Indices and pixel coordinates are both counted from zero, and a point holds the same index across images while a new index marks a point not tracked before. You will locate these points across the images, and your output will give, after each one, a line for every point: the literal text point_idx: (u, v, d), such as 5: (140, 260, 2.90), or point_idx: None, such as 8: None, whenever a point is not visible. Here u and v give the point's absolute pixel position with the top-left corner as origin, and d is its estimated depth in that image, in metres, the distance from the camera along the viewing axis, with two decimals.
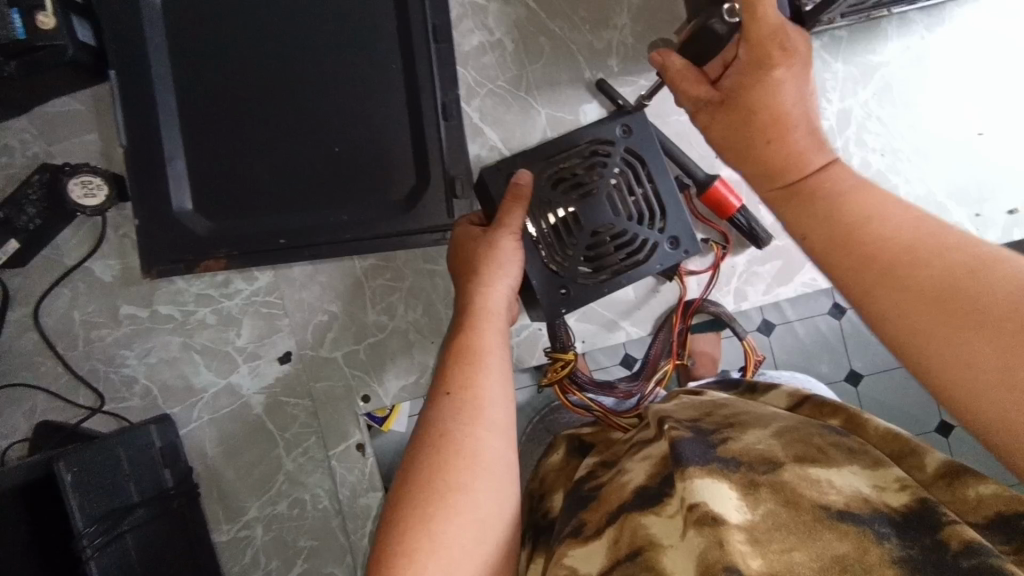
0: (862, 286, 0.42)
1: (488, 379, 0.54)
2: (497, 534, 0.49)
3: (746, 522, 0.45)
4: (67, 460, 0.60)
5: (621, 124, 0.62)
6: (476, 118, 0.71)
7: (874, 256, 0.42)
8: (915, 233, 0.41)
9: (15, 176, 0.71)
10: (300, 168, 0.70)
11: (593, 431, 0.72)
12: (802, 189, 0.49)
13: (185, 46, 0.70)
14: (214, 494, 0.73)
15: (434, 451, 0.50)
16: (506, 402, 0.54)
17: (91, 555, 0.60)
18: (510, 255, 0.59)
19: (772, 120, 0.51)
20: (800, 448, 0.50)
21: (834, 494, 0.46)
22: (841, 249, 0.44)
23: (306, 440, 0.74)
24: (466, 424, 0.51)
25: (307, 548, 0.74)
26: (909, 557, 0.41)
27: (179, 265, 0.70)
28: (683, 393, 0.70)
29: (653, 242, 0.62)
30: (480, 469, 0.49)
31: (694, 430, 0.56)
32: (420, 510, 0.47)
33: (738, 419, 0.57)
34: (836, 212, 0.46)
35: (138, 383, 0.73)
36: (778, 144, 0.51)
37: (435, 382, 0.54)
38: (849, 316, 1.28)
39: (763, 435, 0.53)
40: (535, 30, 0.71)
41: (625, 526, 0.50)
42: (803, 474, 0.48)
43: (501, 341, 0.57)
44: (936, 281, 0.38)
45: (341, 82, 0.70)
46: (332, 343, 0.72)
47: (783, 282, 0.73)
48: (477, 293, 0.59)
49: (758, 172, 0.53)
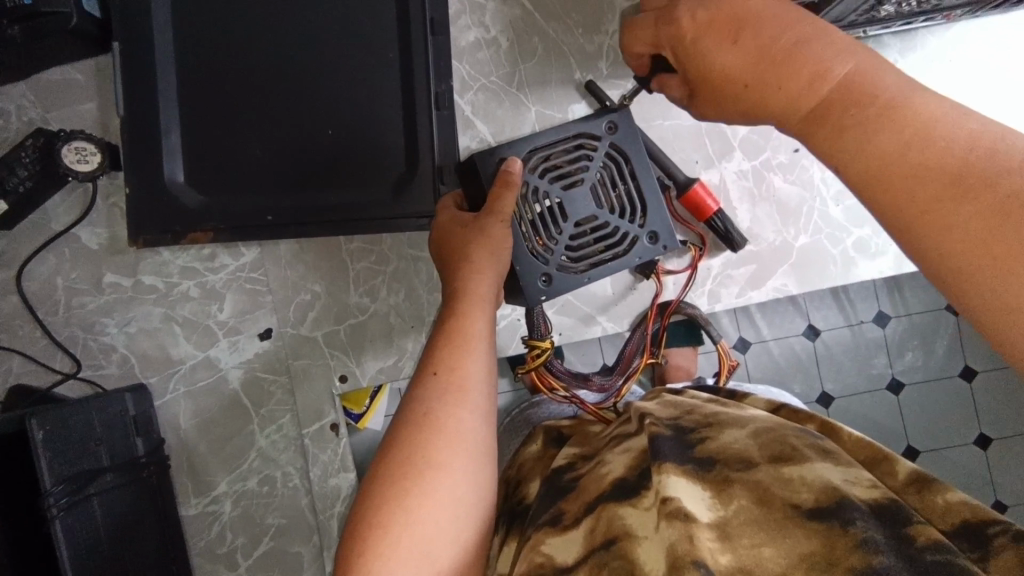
0: (912, 218, 0.37)
1: (474, 363, 0.55)
2: (473, 514, 0.50)
3: (718, 519, 0.47)
4: (41, 418, 0.61)
5: (608, 120, 0.65)
6: (469, 110, 0.73)
7: (917, 193, 0.37)
8: (972, 149, 0.36)
9: (9, 140, 0.72)
10: (292, 149, 0.72)
11: (570, 424, 0.75)
12: (830, 109, 0.42)
13: (189, 25, 0.71)
14: (184, 467, 0.73)
15: (417, 428, 0.51)
16: (488, 387, 0.55)
17: (56, 514, 0.61)
18: (502, 245, 0.60)
19: (756, 58, 0.45)
20: (776, 448, 0.51)
21: (805, 492, 0.47)
22: (875, 185, 0.39)
23: (281, 417, 0.75)
24: (450, 405, 0.52)
25: (275, 526, 0.74)
26: (874, 539, 0.43)
27: (167, 235, 0.71)
28: (664, 392, 0.71)
29: (634, 236, 0.64)
30: (460, 449, 0.50)
31: (673, 427, 0.57)
32: (399, 484, 0.48)
33: (716, 418, 0.58)
34: (871, 138, 0.39)
35: (117, 352, 0.73)
36: (782, 83, 0.44)
37: (422, 362, 0.55)
38: (824, 338, 1.31)
39: (741, 435, 0.54)
40: (530, 30, 0.73)
41: (601, 516, 0.51)
42: (778, 473, 0.49)
43: (488, 325, 0.58)
44: (985, 215, 0.34)
45: (340, 68, 0.72)
46: (312, 322, 0.73)
47: (756, 286, 0.75)
48: (467, 276, 0.59)
49: (772, 102, 0.45)
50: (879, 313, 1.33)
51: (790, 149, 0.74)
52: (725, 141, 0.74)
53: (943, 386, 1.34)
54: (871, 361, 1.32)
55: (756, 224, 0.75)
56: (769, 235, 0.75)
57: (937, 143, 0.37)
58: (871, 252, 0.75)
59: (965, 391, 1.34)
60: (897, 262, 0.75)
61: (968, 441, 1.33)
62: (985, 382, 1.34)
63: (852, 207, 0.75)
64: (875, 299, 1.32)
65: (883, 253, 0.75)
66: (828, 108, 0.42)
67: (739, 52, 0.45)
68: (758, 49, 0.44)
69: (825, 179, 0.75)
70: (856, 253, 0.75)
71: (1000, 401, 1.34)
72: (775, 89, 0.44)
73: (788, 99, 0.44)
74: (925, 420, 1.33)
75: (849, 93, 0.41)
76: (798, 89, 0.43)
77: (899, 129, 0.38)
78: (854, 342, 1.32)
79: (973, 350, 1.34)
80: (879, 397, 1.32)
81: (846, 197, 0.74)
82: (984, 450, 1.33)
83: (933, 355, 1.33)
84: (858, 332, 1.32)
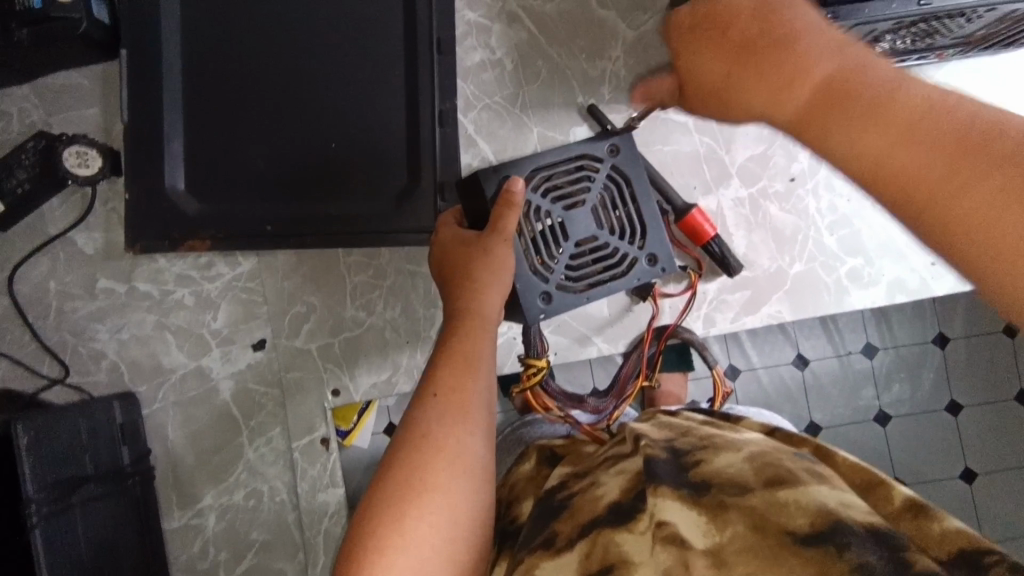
0: (913, 208, 0.37)
1: (476, 384, 0.54)
2: (470, 537, 0.50)
3: (713, 546, 0.47)
4: (26, 423, 0.62)
5: (610, 143, 0.66)
6: (471, 129, 0.74)
7: (912, 187, 0.36)
8: (963, 126, 0.36)
9: (9, 142, 0.72)
10: (295, 161, 0.72)
11: (565, 442, 0.74)
12: (821, 108, 0.42)
13: (196, 34, 0.72)
14: (169, 479, 0.72)
15: (416, 450, 0.50)
16: (489, 408, 0.55)
17: (36, 523, 0.62)
18: (507, 262, 0.59)
19: (739, 53, 0.46)
20: (770, 472, 0.52)
21: (800, 517, 0.47)
22: (877, 182, 0.38)
23: (271, 429, 0.73)
24: (450, 427, 0.52)
25: (260, 541, 0.73)
26: (871, 564, 0.43)
27: (165, 241, 0.71)
28: (660, 414, 0.71)
29: (633, 257, 0.65)
30: (460, 471, 0.50)
31: (669, 450, 0.57)
32: (396, 505, 0.48)
33: (712, 441, 0.58)
34: (860, 134, 0.39)
35: (106, 358, 0.72)
36: (769, 80, 0.44)
37: (424, 382, 0.55)
38: (812, 368, 1.32)
39: (735, 459, 0.54)
40: (534, 53, 0.75)
41: (596, 540, 0.50)
42: (773, 498, 0.49)
43: (491, 345, 0.58)
44: (987, 213, 0.33)
45: (346, 82, 0.73)
46: (307, 334, 0.73)
47: (750, 312, 0.76)
48: (473, 297, 0.58)
49: (761, 104, 0.45)
50: (867, 344, 1.34)
51: (786, 178, 0.76)
52: (722, 167, 0.75)
53: (930, 419, 1.35)
54: (859, 392, 1.33)
55: (752, 251, 0.75)
56: (764, 261, 0.75)
57: (925, 140, 0.36)
58: (864, 282, 0.76)
59: (950, 424, 1.35)
60: (890, 293, 0.76)
61: (954, 475, 1.34)
62: (970, 417, 1.36)
63: (846, 237, 0.76)
64: (863, 331, 1.34)
65: (876, 283, 0.76)
66: (818, 97, 0.42)
67: (726, 48, 0.47)
68: (739, 45, 0.46)
69: (819, 211, 0.76)
70: (849, 282, 0.75)
71: (985, 435, 1.36)
72: (757, 82, 0.45)
73: (773, 100, 0.44)
74: (911, 453, 1.33)
75: (833, 86, 0.41)
76: (783, 89, 0.44)
77: (886, 125, 0.38)
78: (842, 373, 1.33)
79: (957, 384, 1.36)
80: (866, 429, 1.33)
81: (838, 228, 0.75)
82: (969, 485, 1.34)
83: (919, 388, 1.35)
84: (846, 363, 1.33)
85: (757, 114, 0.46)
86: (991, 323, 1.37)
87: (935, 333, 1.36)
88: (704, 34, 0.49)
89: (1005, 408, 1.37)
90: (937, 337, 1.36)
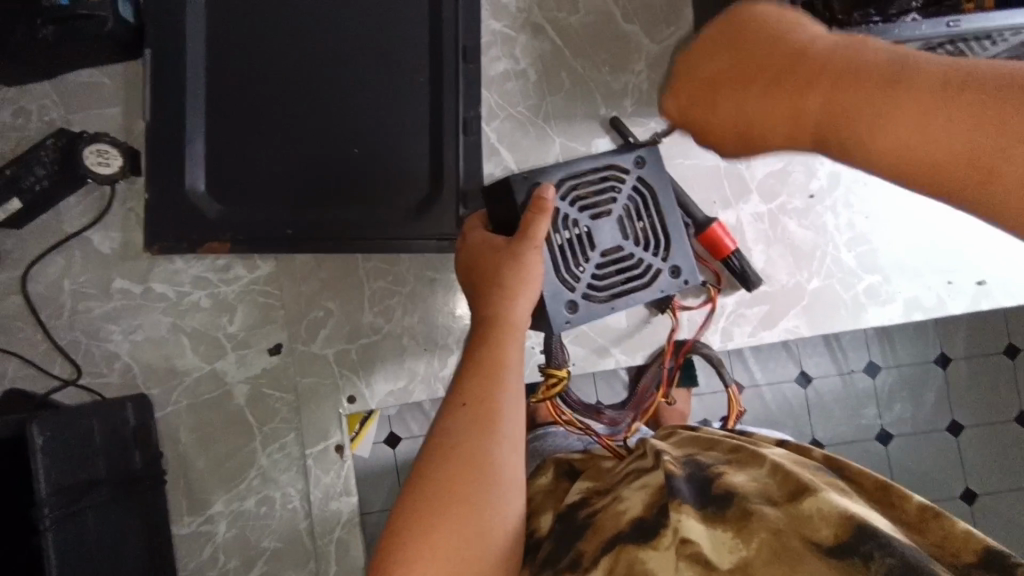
0: (958, 185, 0.36)
1: (506, 394, 0.54)
2: (498, 548, 0.49)
3: (740, 561, 0.46)
4: (42, 423, 0.58)
5: (636, 155, 0.66)
6: (494, 138, 0.74)
7: (949, 161, 0.36)
8: (989, 87, 0.36)
9: (28, 140, 0.71)
10: (316, 166, 0.72)
11: (583, 456, 0.73)
12: (833, 99, 0.41)
13: (221, 37, 0.72)
14: (180, 483, 0.71)
15: (445, 461, 0.50)
16: (519, 418, 0.54)
17: (48, 526, 0.58)
18: (537, 270, 0.59)
19: (741, 72, 0.47)
20: (792, 484, 0.51)
21: (824, 528, 0.46)
22: (901, 171, 0.39)
23: (285, 436, 0.72)
24: (477, 437, 0.51)
25: (270, 549, 0.71)
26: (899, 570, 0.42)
27: (182, 243, 0.70)
28: (681, 427, 0.71)
29: (657, 269, 0.65)
30: (490, 482, 0.50)
31: (691, 466, 0.56)
32: (423, 518, 0.48)
33: (736, 456, 0.57)
34: (882, 111, 0.39)
35: (119, 360, 0.71)
36: (775, 92, 0.44)
37: (453, 391, 0.54)
38: (816, 385, 1.33)
39: (759, 474, 0.54)
40: (558, 65, 0.75)
41: (620, 558, 0.50)
42: (796, 511, 0.48)
43: (521, 355, 0.57)
44: None
45: (371, 87, 0.73)
46: (323, 340, 0.72)
47: (768, 327, 0.75)
48: (504, 306, 0.58)
49: (772, 121, 0.45)
50: (870, 363, 1.34)
51: (805, 195, 0.76)
52: (743, 182, 0.76)
53: (932, 439, 1.35)
54: (862, 410, 1.33)
55: (770, 266, 0.76)
56: (782, 277, 0.76)
57: (948, 115, 0.36)
58: (882, 299, 0.76)
59: (952, 445, 1.35)
60: (906, 310, 0.76)
61: (954, 495, 1.34)
62: (971, 437, 1.36)
63: (864, 254, 0.76)
64: (866, 349, 1.34)
65: (893, 301, 0.76)
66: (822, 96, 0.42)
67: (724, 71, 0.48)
68: (739, 67, 0.47)
69: (837, 228, 0.76)
70: (866, 298, 0.75)
71: (985, 456, 1.36)
72: (767, 95, 0.45)
73: (784, 110, 0.44)
74: (913, 472, 1.34)
75: (835, 78, 0.42)
76: (790, 98, 0.44)
77: (905, 104, 0.38)
78: (845, 391, 1.33)
79: (959, 404, 1.36)
80: (870, 448, 1.33)
81: (856, 246, 0.76)
82: (970, 505, 1.34)
83: (921, 408, 1.35)
84: (849, 382, 1.34)
85: (771, 129, 0.46)
86: (990, 344, 1.38)
87: (937, 353, 1.37)
88: (705, 55, 0.50)
89: (1005, 429, 1.37)
90: (939, 358, 1.37)
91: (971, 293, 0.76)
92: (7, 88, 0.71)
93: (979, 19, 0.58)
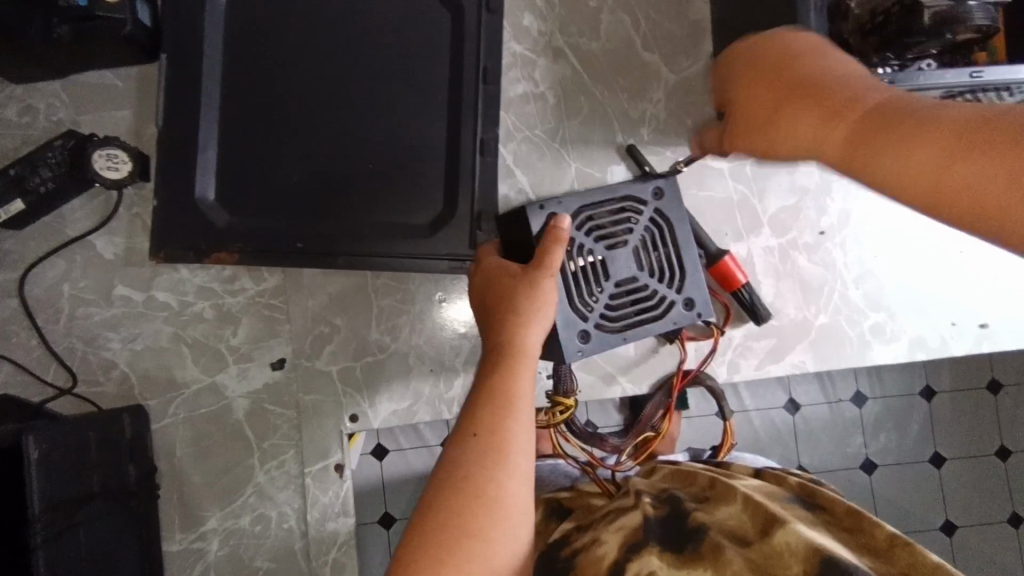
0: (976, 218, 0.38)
1: (516, 424, 0.53)
2: None
3: None
4: (38, 436, 0.57)
5: (654, 186, 0.66)
6: (510, 160, 0.74)
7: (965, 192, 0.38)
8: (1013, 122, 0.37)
9: (34, 139, 0.70)
10: (329, 179, 0.71)
11: (572, 494, 0.72)
12: (867, 128, 0.43)
13: (239, 44, 0.71)
14: (174, 497, 0.69)
15: (454, 494, 0.49)
16: (530, 449, 0.53)
17: (39, 545, 0.56)
18: (551, 300, 0.59)
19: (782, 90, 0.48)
20: (762, 516, 0.51)
21: (795, 564, 0.46)
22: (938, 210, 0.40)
23: (285, 453, 0.70)
24: (488, 469, 0.50)
25: (263, 569, 0.70)
26: None
27: (190, 252, 0.69)
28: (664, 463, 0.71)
29: (669, 300, 0.65)
30: (499, 515, 0.49)
31: (668, 504, 0.56)
32: (433, 553, 0.47)
33: (710, 491, 0.58)
34: (909, 141, 0.40)
35: (117, 369, 0.69)
36: (814, 106, 0.46)
37: (461, 420, 0.53)
38: (805, 413, 1.33)
39: (733, 509, 0.54)
40: (577, 89, 0.75)
41: None
42: (769, 550, 0.48)
43: (533, 383, 0.56)
44: None
45: (388, 103, 0.72)
46: (329, 356, 0.71)
47: (774, 360, 0.76)
48: (517, 333, 0.57)
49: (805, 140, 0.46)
50: (858, 393, 1.36)
51: (815, 231, 0.77)
52: (755, 216, 0.76)
53: (915, 470, 1.36)
54: (849, 439, 1.34)
55: (779, 299, 0.76)
56: (791, 311, 0.76)
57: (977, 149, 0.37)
58: (886, 337, 0.77)
59: (934, 476, 1.37)
60: (910, 349, 0.77)
61: (935, 526, 1.36)
62: (953, 470, 1.38)
63: (870, 291, 0.77)
64: (855, 379, 1.36)
65: (897, 339, 0.77)
66: (860, 126, 0.43)
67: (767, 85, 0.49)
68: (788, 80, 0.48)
69: (845, 264, 0.77)
70: (872, 336, 0.76)
71: (966, 489, 1.38)
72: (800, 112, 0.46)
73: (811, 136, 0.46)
74: (895, 502, 1.35)
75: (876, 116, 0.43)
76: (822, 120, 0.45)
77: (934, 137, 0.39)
78: (832, 419, 1.34)
79: (942, 437, 1.38)
80: (854, 477, 1.34)
81: (861, 283, 0.77)
82: (950, 536, 1.36)
83: (906, 439, 1.37)
84: (837, 411, 1.35)
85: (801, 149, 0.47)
86: (974, 379, 1.41)
87: (923, 386, 1.39)
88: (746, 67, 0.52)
89: (985, 463, 1.39)
90: (924, 390, 1.38)
91: (972, 334, 0.77)
92: (14, 85, 0.69)
93: (1001, 70, 0.59)
